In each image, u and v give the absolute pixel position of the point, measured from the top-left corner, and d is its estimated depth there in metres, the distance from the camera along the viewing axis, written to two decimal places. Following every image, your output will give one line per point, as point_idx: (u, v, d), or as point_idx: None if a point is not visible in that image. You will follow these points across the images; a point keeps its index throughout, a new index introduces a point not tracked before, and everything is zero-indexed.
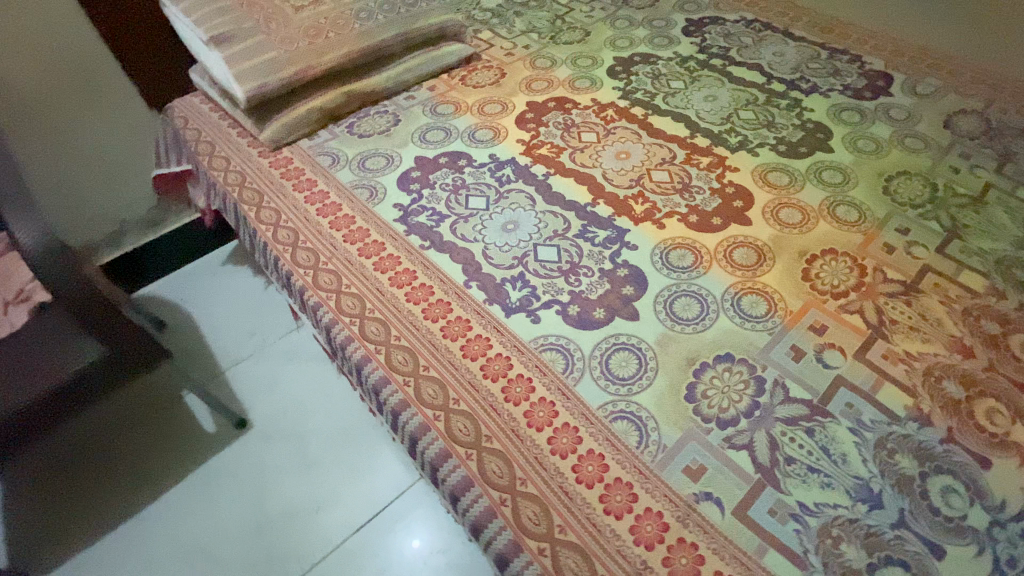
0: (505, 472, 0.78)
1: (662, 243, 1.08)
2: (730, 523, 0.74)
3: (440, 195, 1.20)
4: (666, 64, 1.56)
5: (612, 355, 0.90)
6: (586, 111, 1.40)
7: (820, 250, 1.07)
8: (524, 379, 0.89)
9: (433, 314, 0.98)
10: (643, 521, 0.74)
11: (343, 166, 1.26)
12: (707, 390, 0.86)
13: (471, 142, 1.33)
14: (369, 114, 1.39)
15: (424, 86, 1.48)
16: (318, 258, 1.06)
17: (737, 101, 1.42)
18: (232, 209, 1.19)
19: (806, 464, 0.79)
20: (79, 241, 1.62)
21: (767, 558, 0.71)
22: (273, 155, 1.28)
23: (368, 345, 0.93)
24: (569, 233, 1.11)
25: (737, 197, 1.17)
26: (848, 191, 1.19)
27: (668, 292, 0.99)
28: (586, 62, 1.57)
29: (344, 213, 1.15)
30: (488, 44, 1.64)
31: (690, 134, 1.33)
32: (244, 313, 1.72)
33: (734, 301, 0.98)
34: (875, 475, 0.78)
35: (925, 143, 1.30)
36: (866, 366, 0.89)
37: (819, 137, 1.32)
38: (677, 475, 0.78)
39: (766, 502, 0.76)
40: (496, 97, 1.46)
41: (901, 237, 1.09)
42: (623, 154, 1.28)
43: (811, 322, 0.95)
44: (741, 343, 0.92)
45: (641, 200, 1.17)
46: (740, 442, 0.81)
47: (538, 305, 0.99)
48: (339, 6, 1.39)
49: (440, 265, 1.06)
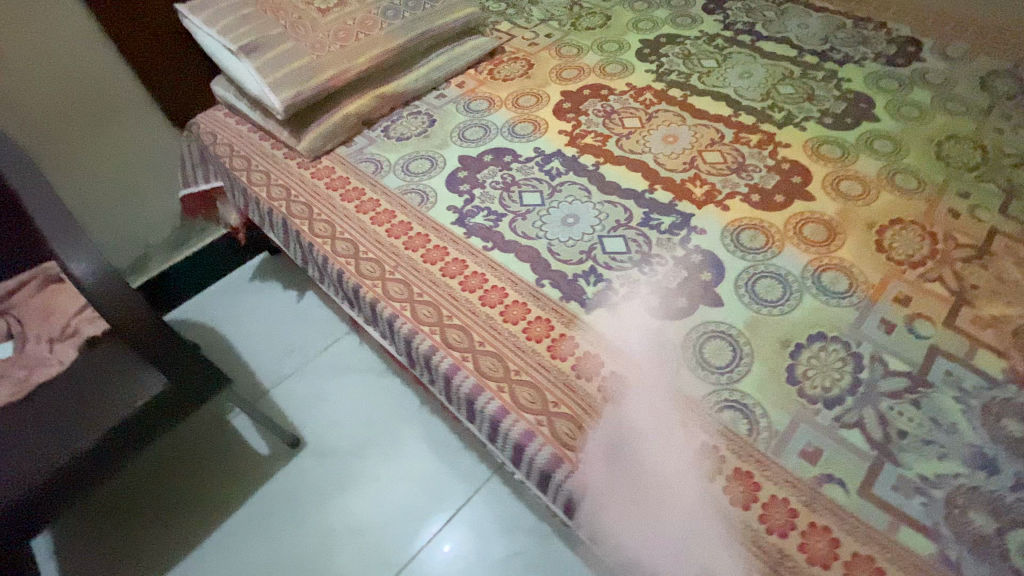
0: (621, 474, 0.77)
1: (730, 225, 1.06)
2: (856, 502, 0.73)
3: (492, 194, 1.17)
4: (694, 44, 1.53)
5: (705, 344, 0.89)
6: (623, 96, 1.38)
7: (887, 220, 1.06)
8: (619, 377, 0.86)
9: (512, 317, 0.95)
10: (771, 510, 0.73)
11: (388, 171, 1.22)
12: (807, 370, 0.85)
13: (513, 137, 1.29)
14: (402, 116, 1.35)
15: (452, 82, 1.44)
16: (384, 267, 1.03)
17: (774, 76, 1.41)
18: (282, 225, 1.16)
19: (919, 436, 0.78)
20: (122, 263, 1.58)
21: (900, 534, 0.71)
22: (313, 165, 1.23)
23: (454, 354, 0.91)
24: (633, 223, 1.08)
25: (794, 173, 1.16)
26: (901, 159, 1.18)
27: (747, 275, 0.98)
28: (613, 46, 1.54)
29: (399, 219, 1.11)
30: (510, 36, 1.60)
31: (734, 112, 1.32)
32: (281, 329, 1.67)
33: (815, 279, 0.97)
34: (989, 441, 0.77)
35: (966, 106, 1.29)
36: (957, 334, 0.89)
37: (862, 107, 1.30)
38: (795, 460, 0.77)
39: (888, 478, 0.75)
40: (530, 88, 1.41)
41: (962, 202, 1.09)
42: (671, 137, 1.26)
43: (895, 294, 0.94)
44: (831, 320, 0.91)
45: (699, 182, 1.15)
46: (850, 420, 0.80)
47: (617, 299, 0.96)
48: (364, 7, 1.34)
49: (507, 265, 1.02)
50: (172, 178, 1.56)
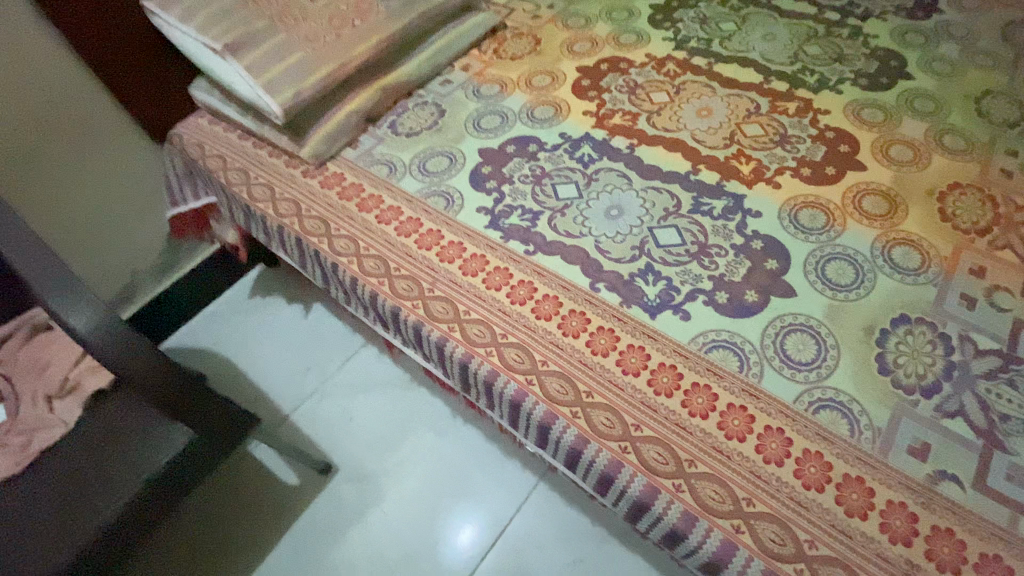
0: (725, 496, 0.71)
1: (786, 204, 1.00)
2: (974, 496, 0.69)
3: (523, 188, 1.06)
4: (708, 5, 1.43)
5: (785, 340, 0.83)
6: (644, 69, 1.27)
7: (946, 185, 1.01)
8: (702, 388, 0.79)
9: (572, 330, 0.86)
10: (890, 517, 0.68)
11: (404, 173, 1.10)
12: (897, 358, 0.80)
13: (534, 123, 1.18)
14: (408, 109, 1.23)
15: (456, 66, 1.31)
16: (422, 286, 0.93)
17: (798, 36, 1.32)
18: (295, 244, 1.04)
19: (1021, 419, 0.75)
20: (116, 293, 1.45)
21: (1023, 527, 0.67)
22: (319, 172, 1.11)
23: (518, 378, 0.82)
24: (683, 210, 1.00)
25: (840, 141, 1.09)
26: (946, 118, 1.12)
27: (815, 258, 0.92)
28: (622, 14, 1.43)
29: (427, 227, 1.01)
30: (509, 9, 1.47)
31: (764, 78, 1.23)
32: (292, 348, 1.56)
33: (885, 257, 0.91)
34: None
35: (999, 57, 1.23)
36: None
37: (895, 64, 1.23)
38: (904, 458, 0.72)
39: (999, 468, 0.71)
40: (542, 67, 1.29)
41: (1016, 160, 1.04)
42: (704, 111, 1.17)
43: (968, 265, 0.89)
44: (910, 301, 0.86)
45: (743, 159, 1.08)
46: (950, 408, 0.76)
47: (681, 299, 0.88)
48: None
49: (556, 269, 0.93)
50: (155, 209, 1.43)
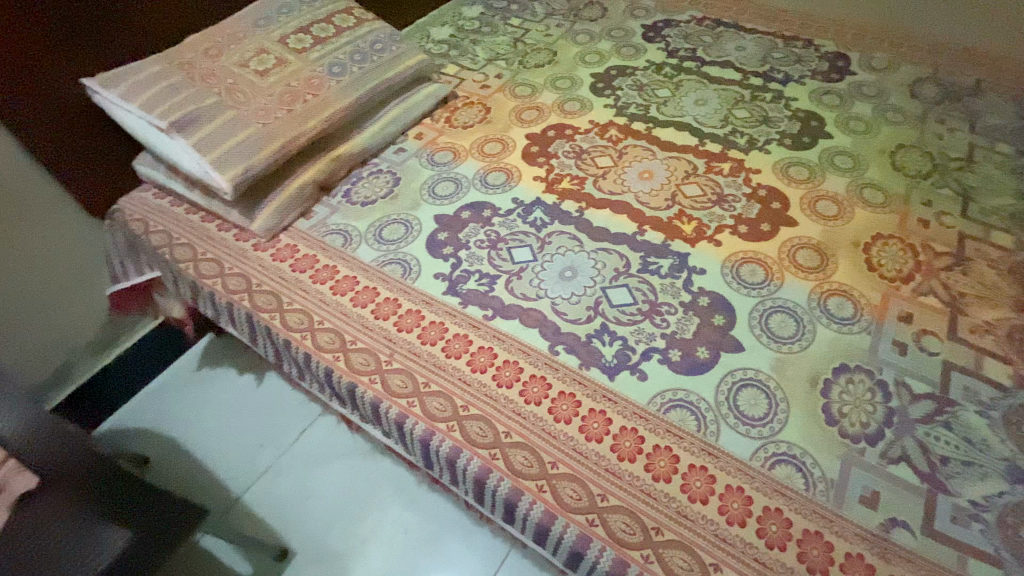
0: (693, 563, 0.70)
1: (728, 260, 1.06)
2: (926, 542, 0.71)
3: (480, 253, 1.07)
4: (644, 73, 1.54)
5: (737, 396, 0.86)
6: (589, 135, 1.35)
7: (869, 237, 1.09)
8: (664, 450, 0.80)
9: (533, 396, 0.85)
10: (851, 570, 0.69)
11: (359, 242, 1.10)
12: (842, 407, 0.84)
13: (487, 188, 1.21)
14: (362, 177, 1.24)
15: (409, 134, 1.35)
16: (379, 359, 0.91)
17: (727, 101, 1.44)
18: (247, 320, 1.01)
19: (961, 459, 0.78)
20: (44, 376, 1.34)
21: (973, 569, 0.69)
22: (272, 244, 1.10)
23: (481, 453, 0.81)
24: (633, 270, 1.04)
25: (772, 198, 1.18)
26: (862, 173, 1.23)
27: (759, 312, 0.97)
28: (565, 82, 1.52)
29: (383, 296, 1.00)
30: (459, 79, 1.54)
31: (699, 141, 1.32)
32: (245, 421, 1.48)
33: (822, 307, 0.97)
34: (1018, 452, 0.79)
35: (903, 115, 1.37)
36: (963, 346, 0.91)
37: (814, 125, 1.36)
38: (858, 509, 0.74)
39: (946, 511, 0.74)
40: (493, 134, 1.35)
41: (928, 210, 1.14)
42: (646, 173, 1.24)
43: (898, 312, 0.96)
44: (849, 350, 0.91)
45: (685, 218, 1.14)
46: (895, 454, 0.79)
47: (637, 359, 0.90)
48: (307, 64, 1.21)
49: (515, 334, 0.94)
50: (79, 287, 1.34)
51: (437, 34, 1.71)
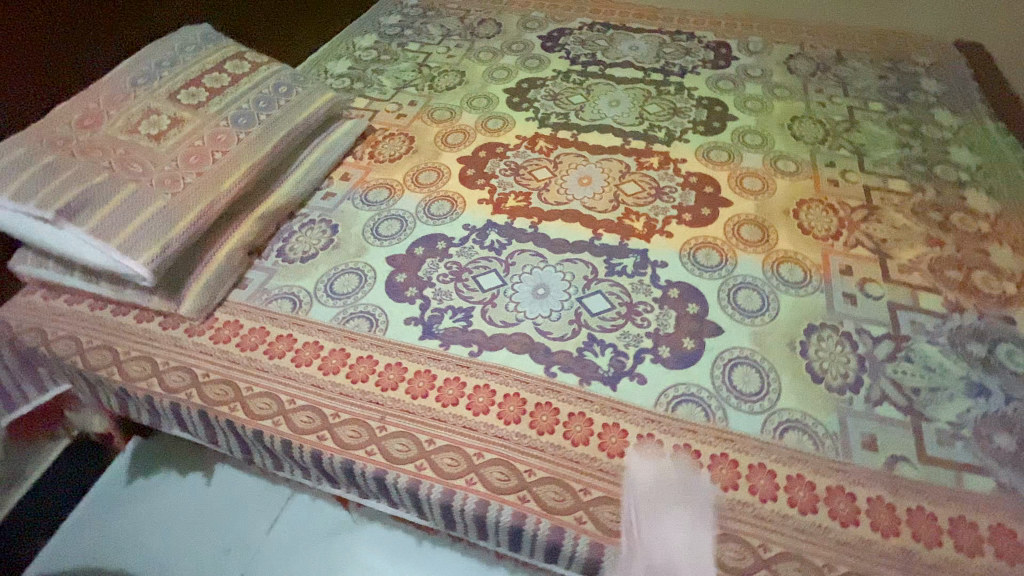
0: (743, 552, 0.71)
1: (683, 248, 1.10)
2: (925, 470, 0.78)
3: (445, 288, 1.02)
4: (555, 82, 1.57)
5: (732, 376, 0.89)
6: (520, 150, 1.34)
7: (795, 203, 1.19)
8: (684, 447, 0.80)
9: (543, 425, 0.82)
10: (877, 514, 0.74)
11: (310, 302, 1.00)
12: (821, 364, 0.90)
13: (433, 220, 1.17)
14: (294, 232, 1.14)
15: (334, 176, 1.27)
16: (370, 426, 0.83)
17: (637, 98, 1.51)
18: (198, 419, 0.87)
19: (929, 387, 0.87)
20: None
21: (969, 483, 0.77)
22: (208, 324, 0.96)
23: (509, 499, 0.75)
24: (601, 275, 1.04)
25: (703, 183, 1.25)
26: (771, 147, 1.34)
27: (724, 291, 1.02)
28: (482, 101, 1.51)
29: (356, 356, 0.92)
30: (371, 112, 1.47)
31: (624, 140, 1.37)
32: (203, 526, 1.25)
33: (776, 276, 1.04)
34: (969, 369, 0.89)
35: (788, 90, 1.52)
36: (899, 286, 1.02)
37: (719, 109, 1.46)
38: (865, 455, 0.79)
39: (932, 437, 0.81)
40: (423, 164, 1.30)
41: (834, 170, 1.27)
42: (585, 178, 1.26)
43: (839, 267, 1.06)
44: (811, 310, 0.98)
45: (634, 216, 1.17)
46: (876, 396, 0.86)
47: (632, 362, 0.91)
48: (208, 120, 1.10)
49: (506, 365, 0.90)
50: None
51: (335, 68, 1.63)
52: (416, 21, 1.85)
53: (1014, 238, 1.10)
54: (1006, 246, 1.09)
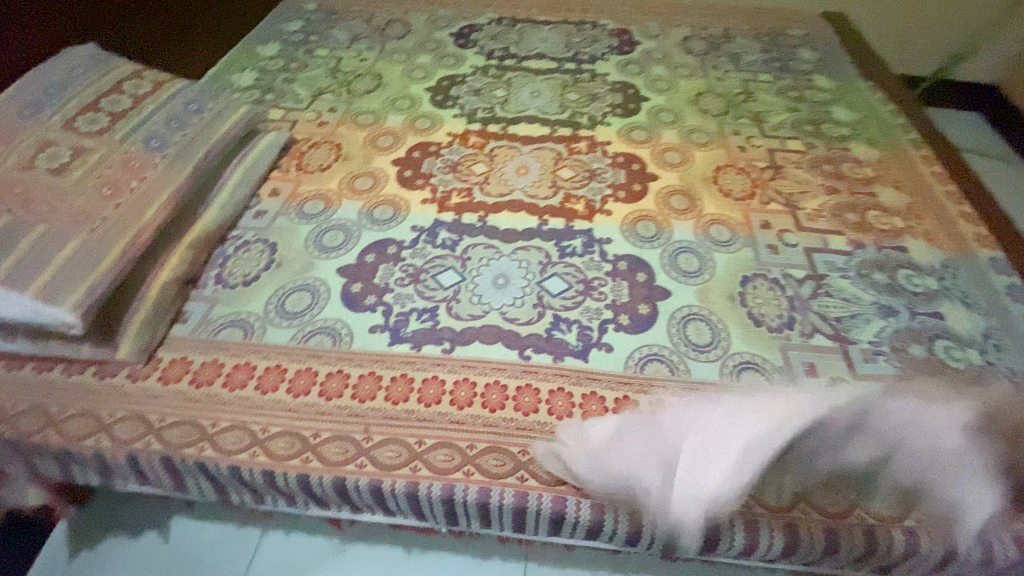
0: None
1: (624, 223, 1.17)
2: (858, 385, 0.90)
3: (405, 291, 1.02)
4: (475, 78, 1.59)
5: (687, 332, 0.97)
6: (453, 147, 1.35)
7: (713, 171, 1.31)
8: (658, 403, 0.86)
9: (527, 406, 0.85)
10: None
11: (264, 326, 0.96)
12: (759, 309, 1.00)
13: (378, 226, 1.15)
14: (231, 256, 1.07)
15: (263, 193, 1.20)
16: (356, 439, 0.81)
17: (556, 87, 1.57)
18: (159, 467, 0.80)
19: (848, 314, 1.00)
20: None
21: (893, 390, 0.90)
22: (152, 366, 0.89)
23: (509, 482, 0.77)
24: (555, 258, 1.09)
25: (631, 161, 1.33)
26: (684, 122, 1.46)
27: (667, 257, 1.10)
28: (405, 102, 1.50)
29: (326, 373, 0.89)
30: (290, 123, 1.41)
31: (552, 128, 1.43)
32: None
33: (708, 238, 1.14)
34: (877, 294, 1.04)
35: (689, 69, 1.65)
36: (810, 232, 1.15)
37: (632, 92, 1.56)
38: (808, 381, 0.90)
39: (858, 356, 0.94)
40: (357, 171, 1.27)
41: (740, 138, 1.41)
42: (522, 168, 1.30)
43: (759, 222, 1.18)
44: (743, 264, 1.09)
45: (574, 199, 1.23)
46: (809, 329, 0.98)
47: (598, 334, 0.96)
48: (116, 147, 1.04)
49: (481, 356, 0.92)
50: None
51: (240, 80, 1.53)
52: (320, 26, 1.78)
53: (893, 180, 1.28)
54: (888, 187, 1.26)
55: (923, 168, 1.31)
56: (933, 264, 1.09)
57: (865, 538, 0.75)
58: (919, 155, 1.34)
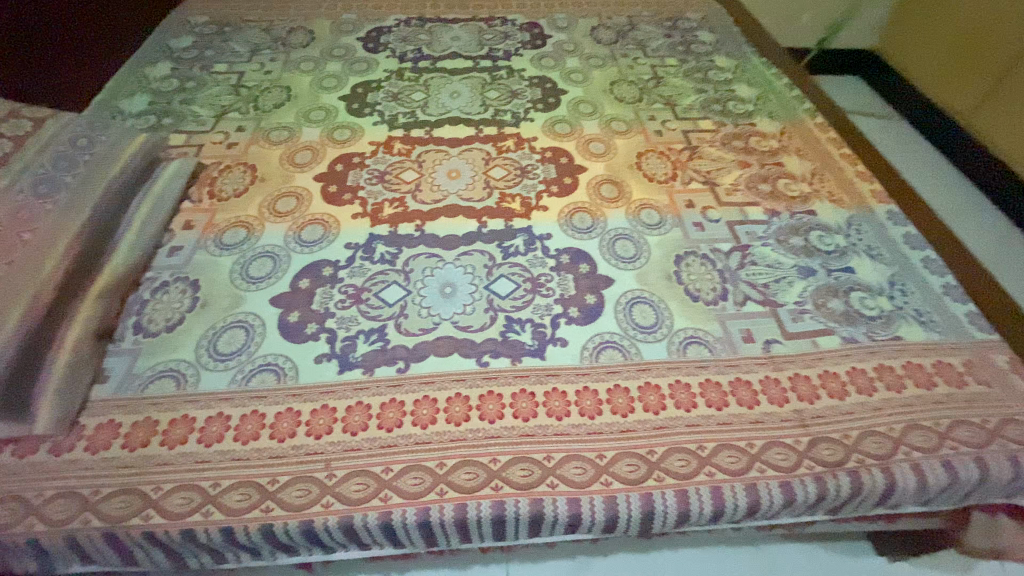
0: (687, 459, 0.82)
1: (560, 217, 1.19)
2: (790, 344, 0.97)
3: (348, 313, 0.98)
4: (390, 83, 1.55)
5: (633, 315, 1.00)
6: (378, 156, 1.31)
7: (637, 156, 1.35)
8: (616, 389, 0.89)
9: (490, 414, 0.85)
10: (769, 390, 0.91)
11: (197, 372, 0.88)
12: (696, 285, 1.06)
13: (309, 248, 1.09)
14: (149, 300, 0.97)
15: (174, 227, 1.10)
16: (318, 478, 0.77)
17: (475, 87, 1.56)
18: (99, 547, 0.72)
19: (774, 279, 1.08)
20: None
21: (821, 344, 0.98)
22: (76, 435, 0.80)
23: (484, 494, 0.77)
24: (498, 260, 1.08)
25: (558, 154, 1.35)
26: (603, 111, 1.50)
27: (605, 246, 1.13)
28: (320, 114, 1.43)
29: (275, 414, 0.84)
30: (195, 147, 1.30)
31: (476, 128, 1.42)
32: None
33: (641, 222, 1.18)
34: (796, 257, 1.12)
35: (601, 58, 1.70)
36: (731, 206, 1.23)
37: (550, 85, 1.58)
38: (748, 346, 0.96)
39: (788, 317, 1.01)
40: (278, 192, 1.20)
41: (656, 122, 1.47)
42: (452, 172, 1.28)
43: (684, 202, 1.24)
44: (675, 244, 1.14)
45: (509, 198, 1.23)
46: (742, 298, 1.04)
47: (551, 331, 0.97)
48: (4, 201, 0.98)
49: (437, 370, 0.90)
50: None
51: (129, 106, 1.40)
52: (214, 40, 1.66)
53: (796, 149, 1.39)
54: (792, 156, 1.37)
55: (819, 135, 1.43)
56: (840, 222, 1.20)
57: (816, 485, 0.81)
58: (815, 124, 1.47)
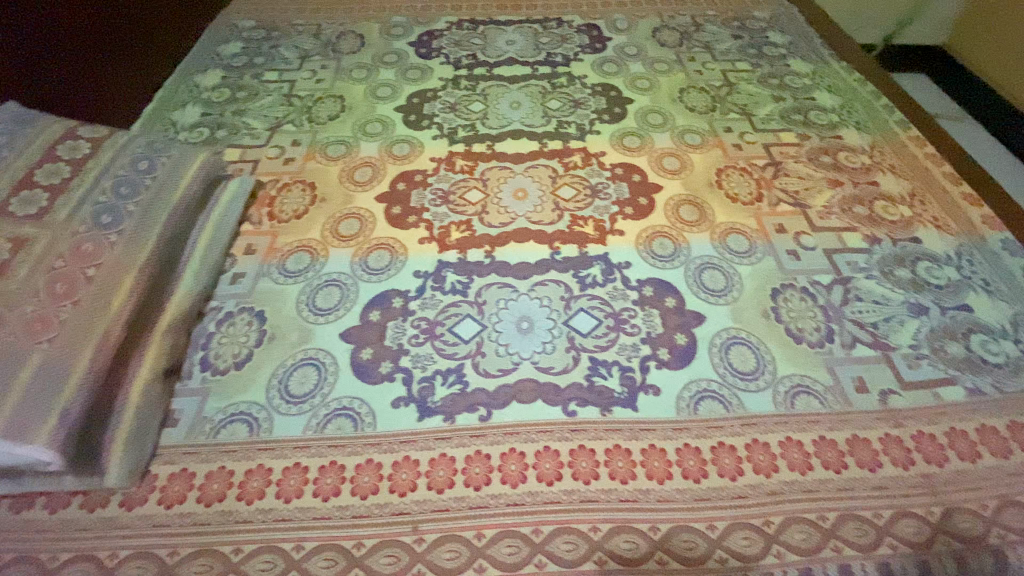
0: (808, 531, 0.74)
1: (639, 243, 1.10)
2: (910, 395, 0.88)
3: (423, 351, 0.92)
4: (446, 93, 1.47)
5: (730, 359, 0.91)
6: (441, 174, 1.24)
7: (716, 174, 1.26)
8: (720, 446, 0.81)
9: (586, 473, 0.78)
10: (892, 450, 0.82)
11: (270, 417, 0.84)
12: (796, 324, 0.97)
13: (375, 276, 1.03)
14: (215, 332, 0.94)
15: (237, 252, 1.06)
16: (406, 544, 0.72)
17: (535, 96, 1.47)
18: None
19: (883, 318, 0.98)
20: None
21: (945, 396, 0.88)
22: (148, 486, 0.77)
23: (587, 568, 0.70)
24: (577, 292, 1.01)
25: (630, 172, 1.26)
26: (673, 122, 1.40)
27: (692, 277, 1.04)
28: (376, 126, 1.37)
29: (354, 466, 0.79)
30: (251, 163, 1.26)
31: (540, 143, 1.34)
32: None
33: (728, 250, 1.09)
34: (905, 293, 1.02)
35: (666, 63, 1.60)
36: (826, 232, 1.13)
37: (615, 93, 1.48)
38: (861, 398, 0.87)
39: (903, 363, 0.92)
40: (339, 213, 1.14)
41: (733, 135, 1.37)
42: (519, 192, 1.21)
43: (773, 227, 1.14)
44: (769, 275, 1.05)
45: (582, 221, 1.15)
46: (849, 340, 0.95)
47: (641, 375, 0.89)
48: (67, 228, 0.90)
49: (524, 419, 0.84)
50: None
51: (183, 118, 1.36)
52: (263, 46, 1.61)
53: (889, 166, 1.28)
54: (886, 174, 1.26)
55: (915, 151, 1.31)
56: (948, 252, 1.09)
57: (957, 565, 0.72)
58: (909, 137, 1.34)
